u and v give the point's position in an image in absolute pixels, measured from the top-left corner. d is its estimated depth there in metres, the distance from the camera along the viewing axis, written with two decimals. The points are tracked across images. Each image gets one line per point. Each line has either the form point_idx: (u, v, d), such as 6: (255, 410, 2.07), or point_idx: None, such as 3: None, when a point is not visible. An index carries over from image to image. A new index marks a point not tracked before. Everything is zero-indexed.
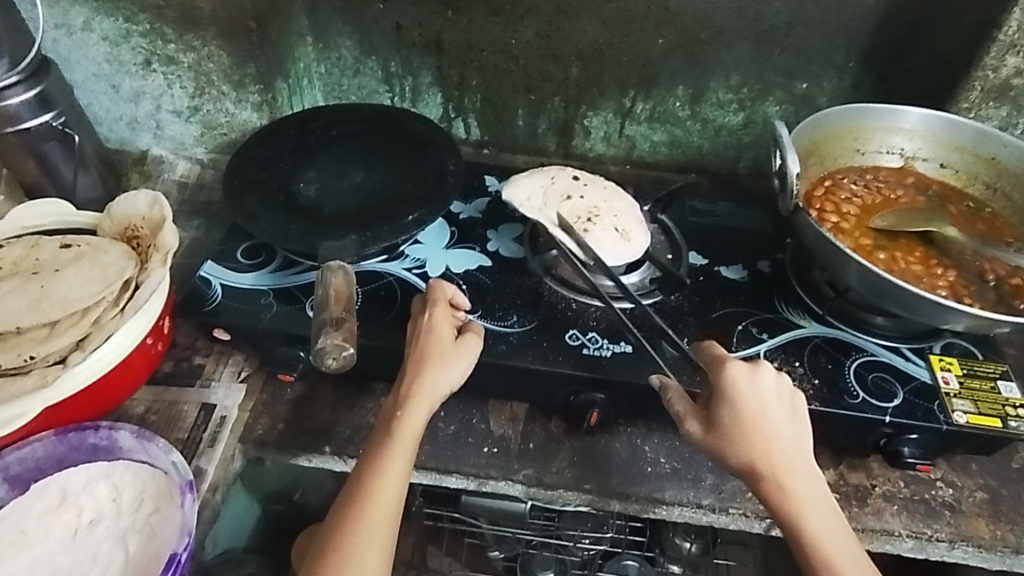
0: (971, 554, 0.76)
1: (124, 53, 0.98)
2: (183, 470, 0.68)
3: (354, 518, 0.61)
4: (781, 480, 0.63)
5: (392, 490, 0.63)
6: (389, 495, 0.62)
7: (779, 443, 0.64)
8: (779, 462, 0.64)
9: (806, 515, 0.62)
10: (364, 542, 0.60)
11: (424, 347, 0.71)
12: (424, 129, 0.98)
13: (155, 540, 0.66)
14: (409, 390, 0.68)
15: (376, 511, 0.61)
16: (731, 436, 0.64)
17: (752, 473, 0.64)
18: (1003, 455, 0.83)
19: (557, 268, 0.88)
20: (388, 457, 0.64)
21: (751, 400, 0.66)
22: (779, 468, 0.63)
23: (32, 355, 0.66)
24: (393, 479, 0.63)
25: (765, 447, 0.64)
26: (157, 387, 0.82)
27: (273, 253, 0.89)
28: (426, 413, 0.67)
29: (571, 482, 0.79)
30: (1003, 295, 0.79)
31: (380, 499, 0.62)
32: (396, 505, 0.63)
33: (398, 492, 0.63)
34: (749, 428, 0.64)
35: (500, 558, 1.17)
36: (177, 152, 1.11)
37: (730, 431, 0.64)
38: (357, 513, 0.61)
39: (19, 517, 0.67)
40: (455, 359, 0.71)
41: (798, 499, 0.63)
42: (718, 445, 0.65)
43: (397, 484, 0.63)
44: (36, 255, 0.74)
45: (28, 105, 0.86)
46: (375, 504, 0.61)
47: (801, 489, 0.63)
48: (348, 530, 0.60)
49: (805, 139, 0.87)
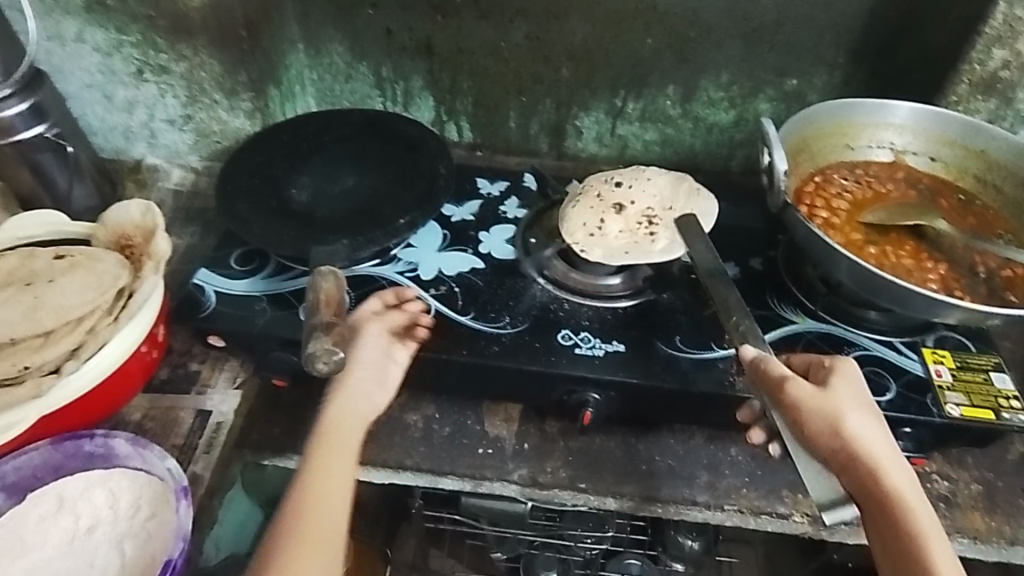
0: (967, 547, 0.76)
1: (117, 63, 0.99)
2: (179, 474, 0.69)
3: (287, 523, 0.61)
4: (886, 465, 0.59)
5: (325, 491, 0.63)
6: (320, 499, 0.63)
7: (878, 434, 0.61)
8: (881, 449, 0.60)
9: (913, 510, 0.58)
10: (299, 544, 0.60)
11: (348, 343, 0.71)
12: (415, 133, 0.98)
13: (151, 545, 0.66)
14: (330, 404, 0.69)
15: (310, 516, 0.61)
16: (834, 408, 0.61)
17: (856, 453, 0.59)
18: (999, 447, 0.83)
19: (551, 268, 0.88)
20: (309, 467, 0.65)
21: (847, 389, 0.64)
22: (874, 457, 0.59)
23: (27, 366, 0.66)
24: (319, 482, 0.63)
25: (861, 430, 0.60)
26: (154, 395, 0.83)
27: (266, 259, 0.89)
28: (349, 423, 0.68)
29: (566, 481, 0.79)
30: (994, 289, 0.79)
31: (307, 504, 0.62)
32: (334, 506, 0.63)
33: (332, 494, 0.63)
34: (852, 409, 0.62)
35: (501, 559, 1.20)
36: (171, 160, 1.11)
37: (836, 402, 0.61)
38: (289, 519, 0.61)
39: (17, 524, 0.67)
40: (353, 374, 0.71)
41: (905, 491, 0.59)
42: (828, 408, 0.60)
43: (328, 488, 0.63)
44: (30, 266, 0.74)
45: (22, 117, 0.87)
46: (307, 511, 0.62)
47: (888, 458, 0.60)
48: (282, 536, 0.60)
49: (794, 135, 0.87)
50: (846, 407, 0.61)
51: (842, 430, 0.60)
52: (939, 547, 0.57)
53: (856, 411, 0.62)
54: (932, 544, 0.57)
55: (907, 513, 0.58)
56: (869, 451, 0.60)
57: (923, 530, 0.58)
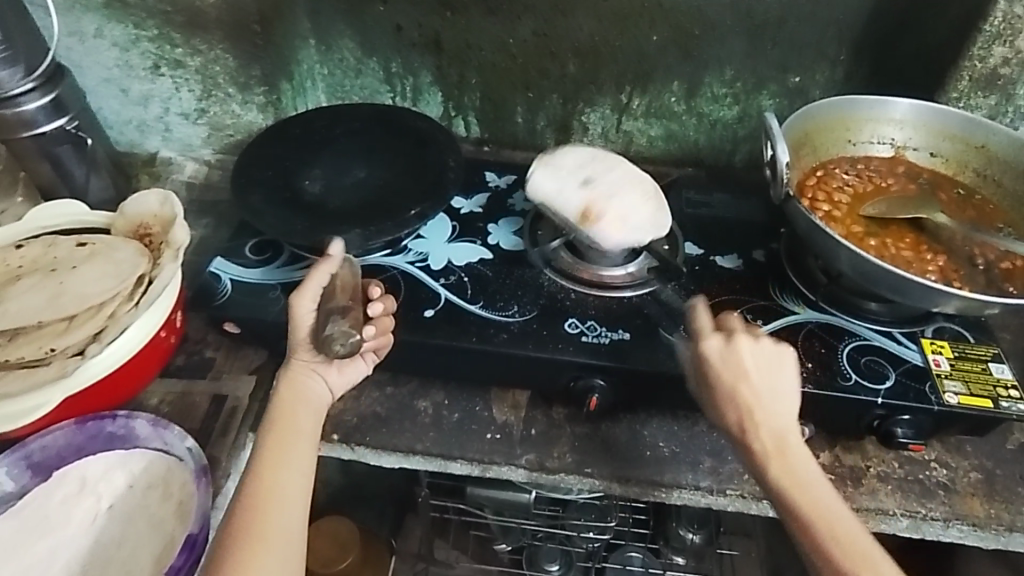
0: (966, 533, 0.78)
1: (134, 58, 1.01)
2: (198, 457, 0.72)
3: (239, 517, 0.61)
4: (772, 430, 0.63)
5: (272, 483, 0.63)
6: (272, 492, 0.62)
7: (773, 401, 0.64)
8: (771, 415, 0.63)
9: (787, 471, 0.61)
10: (251, 537, 0.59)
11: (306, 338, 0.72)
12: (424, 127, 1.00)
13: (171, 524, 0.68)
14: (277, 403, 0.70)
15: (262, 508, 0.61)
16: (733, 375, 0.65)
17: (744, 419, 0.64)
18: (998, 436, 0.85)
19: (557, 260, 0.90)
20: (261, 460, 0.65)
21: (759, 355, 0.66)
22: (760, 422, 0.63)
23: (52, 348, 0.68)
24: (270, 476, 0.63)
25: (756, 398, 0.64)
26: (171, 380, 0.85)
27: (280, 249, 0.91)
28: (294, 418, 0.68)
29: (572, 466, 0.81)
30: (993, 279, 0.81)
31: (260, 496, 0.62)
32: (287, 498, 0.62)
33: (284, 486, 0.63)
34: (752, 375, 0.65)
35: (506, 551, 1.22)
36: (184, 154, 1.13)
37: (734, 371, 0.65)
38: (240, 514, 0.61)
39: (41, 504, 0.69)
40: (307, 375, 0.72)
41: (781, 454, 0.62)
42: (722, 378, 0.65)
43: (277, 479, 0.63)
44: (53, 254, 0.77)
45: (42, 110, 0.89)
46: (258, 503, 0.61)
47: (777, 424, 0.63)
48: (235, 530, 0.60)
49: (796, 129, 0.89)
50: (743, 375, 0.65)
51: (732, 396, 0.64)
52: (814, 507, 0.59)
53: (753, 378, 0.64)
54: (805, 503, 0.59)
55: (785, 475, 0.61)
56: (753, 415, 0.63)
57: (796, 490, 0.60)
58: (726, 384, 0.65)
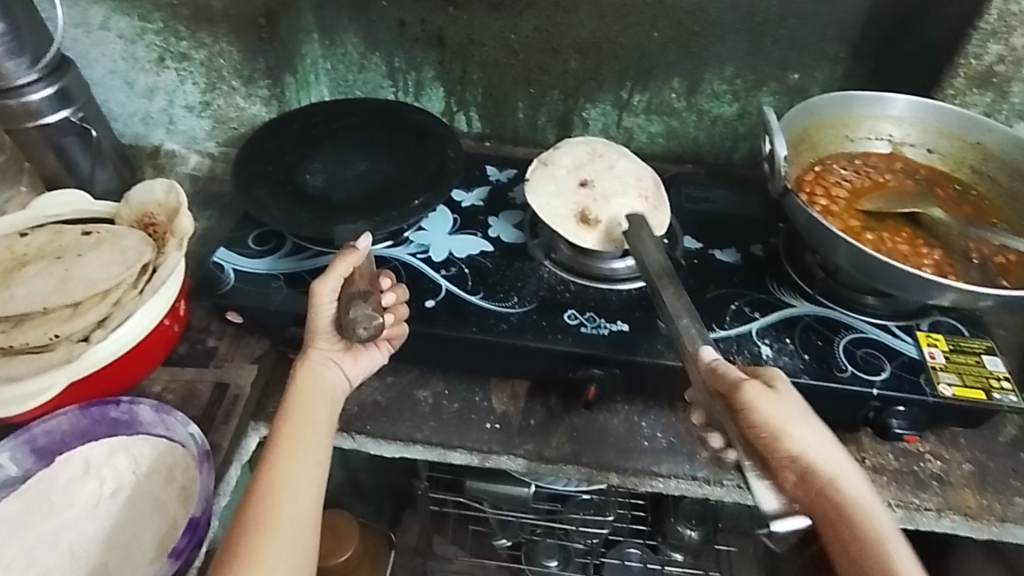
0: (958, 524, 0.78)
1: (139, 51, 1.02)
2: (201, 441, 0.72)
3: (250, 509, 0.61)
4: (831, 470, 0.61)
5: (288, 476, 0.63)
6: (286, 483, 0.63)
7: (819, 439, 0.63)
8: (826, 454, 0.62)
9: (863, 516, 0.60)
10: (262, 529, 0.59)
11: (325, 329, 0.73)
12: (425, 121, 1.01)
13: (173, 508, 0.69)
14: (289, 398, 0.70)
15: (275, 499, 0.61)
16: (786, 414, 0.62)
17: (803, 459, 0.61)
18: (992, 430, 0.86)
19: (557, 252, 0.91)
20: (274, 452, 0.65)
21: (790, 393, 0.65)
22: (820, 462, 0.61)
23: (57, 334, 0.68)
24: (282, 468, 0.64)
25: (805, 437, 0.62)
26: (173, 368, 0.86)
27: (282, 240, 0.92)
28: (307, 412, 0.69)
29: (570, 456, 0.82)
30: (988, 274, 0.81)
31: (272, 488, 0.62)
32: (300, 490, 0.63)
33: (299, 480, 0.63)
34: (793, 412, 0.63)
35: (504, 546, 1.23)
36: (189, 147, 1.14)
37: (784, 409, 0.62)
38: (252, 506, 0.61)
39: (46, 487, 0.70)
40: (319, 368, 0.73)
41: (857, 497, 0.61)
42: (776, 419, 0.61)
43: (292, 473, 0.64)
44: (59, 241, 0.77)
45: (48, 100, 0.90)
46: (269, 495, 0.61)
47: (837, 467, 0.62)
48: (246, 522, 0.60)
49: (795, 126, 0.90)
50: (793, 413, 0.62)
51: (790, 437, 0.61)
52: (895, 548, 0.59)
53: (801, 419, 0.63)
54: (888, 546, 0.59)
55: (859, 518, 0.60)
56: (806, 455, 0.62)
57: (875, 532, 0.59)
58: (781, 425, 0.61)
